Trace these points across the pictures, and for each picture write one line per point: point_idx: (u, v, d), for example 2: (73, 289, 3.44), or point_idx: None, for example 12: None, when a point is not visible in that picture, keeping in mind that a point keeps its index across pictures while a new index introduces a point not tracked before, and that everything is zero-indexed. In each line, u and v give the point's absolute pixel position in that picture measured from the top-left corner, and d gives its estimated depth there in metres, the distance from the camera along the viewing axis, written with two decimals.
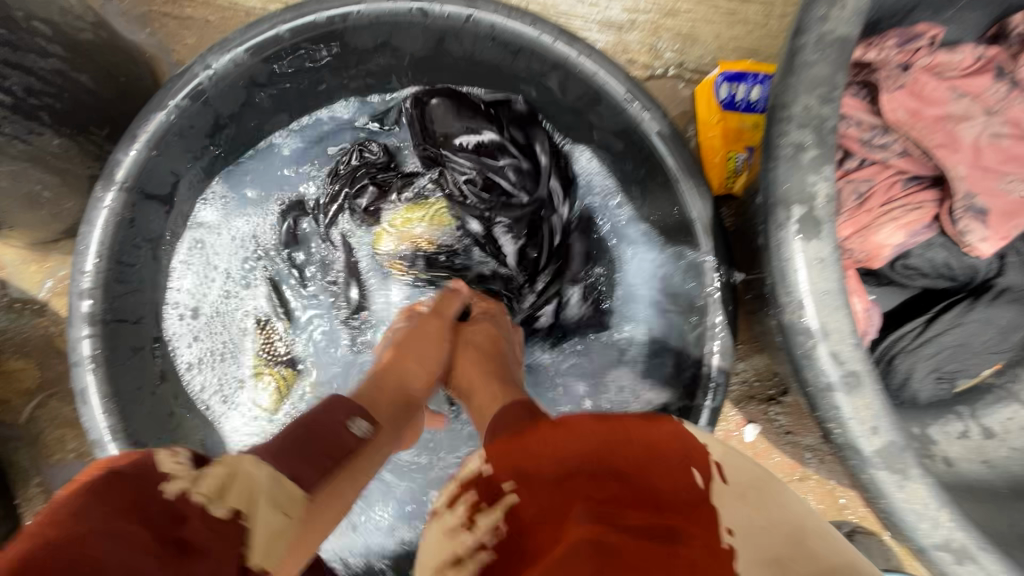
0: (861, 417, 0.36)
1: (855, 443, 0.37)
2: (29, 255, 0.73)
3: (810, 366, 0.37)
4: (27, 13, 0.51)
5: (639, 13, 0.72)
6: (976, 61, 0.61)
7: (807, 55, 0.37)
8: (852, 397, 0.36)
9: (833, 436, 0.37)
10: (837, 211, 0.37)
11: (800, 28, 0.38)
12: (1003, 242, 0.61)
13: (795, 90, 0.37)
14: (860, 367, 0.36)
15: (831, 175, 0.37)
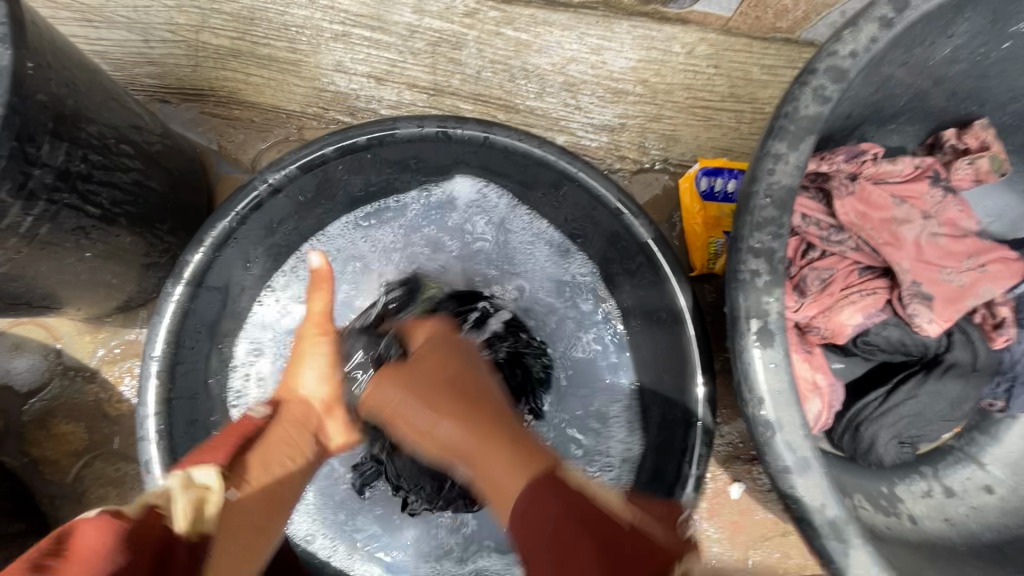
0: (812, 493, 0.45)
1: (808, 516, 0.45)
2: (84, 327, 0.81)
3: (769, 451, 0.45)
4: (118, 140, 0.62)
5: (628, 118, 0.83)
6: (914, 169, 0.72)
7: (759, 199, 0.47)
8: (804, 478, 0.45)
9: (791, 509, 0.45)
10: (787, 324, 0.46)
11: (754, 177, 0.48)
12: (948, 323, 0.69)
13: (750, 228, 0.47)
14: (808, 453, 0.44)
15: (781, 296, 0.46)
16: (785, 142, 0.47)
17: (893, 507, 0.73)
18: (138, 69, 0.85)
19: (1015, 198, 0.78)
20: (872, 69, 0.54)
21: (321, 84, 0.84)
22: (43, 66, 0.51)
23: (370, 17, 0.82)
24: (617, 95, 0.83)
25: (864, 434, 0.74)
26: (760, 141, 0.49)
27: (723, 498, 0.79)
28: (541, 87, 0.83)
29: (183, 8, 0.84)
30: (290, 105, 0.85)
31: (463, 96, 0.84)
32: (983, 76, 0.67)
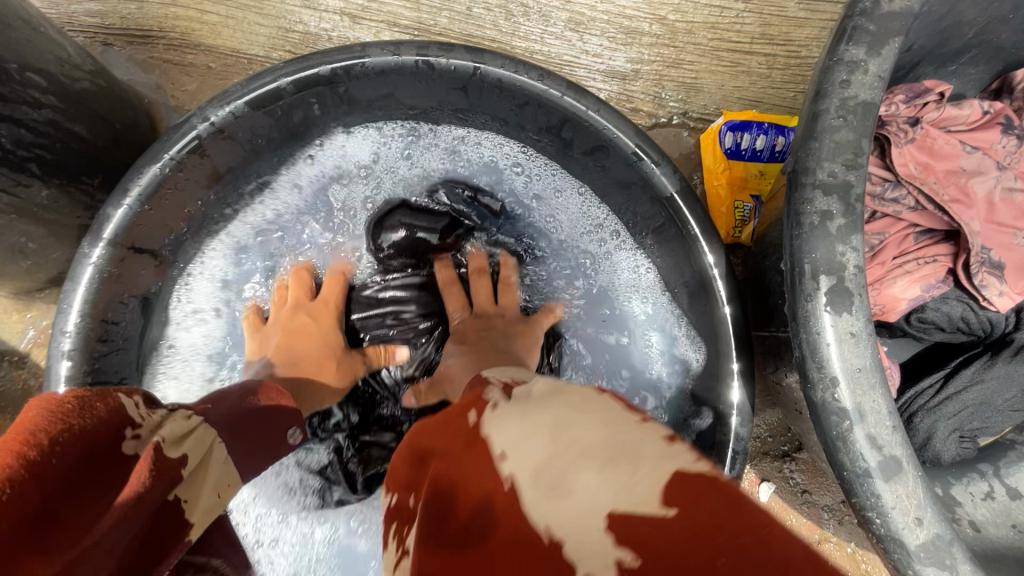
0: (904, 505, 0.34)
1: (899, 536, 0.34)
2: (11, 304, 0.70)
3: (843, 448, 0.34)
4: (22, 65, 0.50)
5: (643, 64, 0.72)
6: (983, 115, 0.61)
7: (831, 119, 0.36)
8: (892, 485, 0.34)
9: (871, 525, 0.35)
10: (868, 282, 0.35)
11: (820, 92, 0.37)
12: (1021, 296, 0.60)
13: (817, 157, 0.36)
14: (900, 452, 0.33)
15: (860, 245, 0.35)
16: (861, 46, 0.36)
17: (950, 512, 0.63)
18: (77, 7, 0.74)
19: None
20: None
21: (287, 24, 0.73)
22: None
23: None
24: (630, 36, 0.72)
25: (918, 427, 0.63)
26: (827, 49, 0.38)
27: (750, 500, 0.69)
28: (543, 27, 0.72)
29: None
30: (252, 50, 0.74)
31: (452, 37, 0.72)
32: None
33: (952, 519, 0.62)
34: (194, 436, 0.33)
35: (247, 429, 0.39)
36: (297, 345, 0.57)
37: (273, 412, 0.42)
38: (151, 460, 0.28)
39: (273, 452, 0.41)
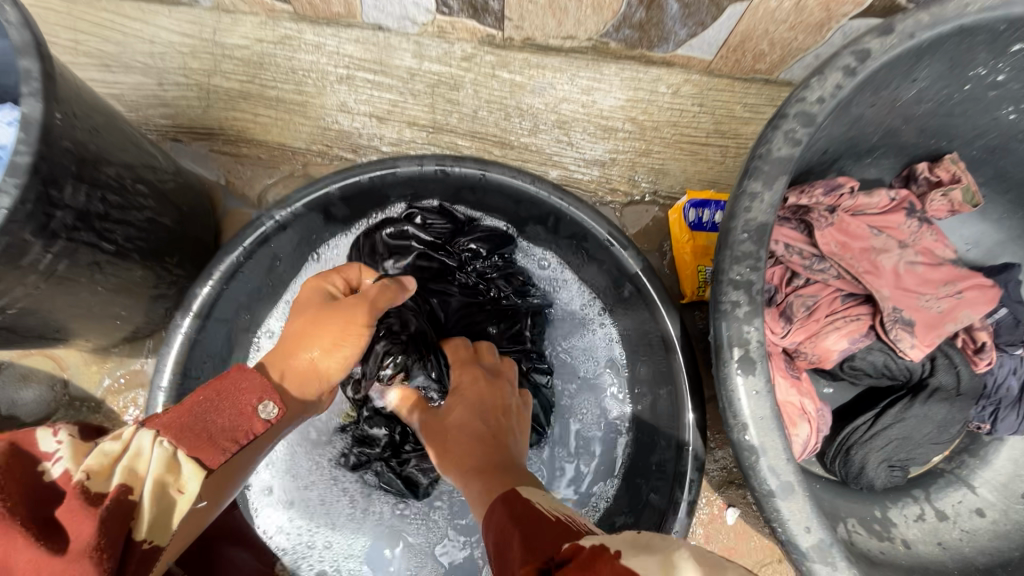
0: (797, 517, 0.46)
1: (794, 540, 0.46)
2: (91, 357, 0.83)
3: (752, 474, 0.47)
4: (134, 179, 0.65)
5: (618, 153, 0.88)
6: (891, 201, 0.76)
7: (738, 235, 0.50)
8: (788, 502, 0.46)
9: (776, 532, 0.47)
10: (767, 352, 0.48)
11: (731, 215, 0.51)
12: (929, 348, 0.72)
13: (727, 262, 0.50)
14: (791, 478, 0.46)
15: (761, 326, 0.48)
16: (759, 182, 0.51)
17: (886, 531, 0.74)
18: (152, 112, 0.89)
19: (986, 228, 0.82)
20: (840, 112, 0.59)
21: (325, 123, 0.89)
22: (70, 115, 0.55)
23: (372, 60, 0.86)
24: (607, 131, 0.88)
25: (854, 458, 0.75)
26: (737, 180, 0.53)
27: (719, 523, 0.80)
28: (535, 125, 0.87)
29: (196, 54, 0.87)
30: (295, 143, 0.90)
31: (460, 133, 0.89)
32: (952, 115, 0.71)
33: (886, 536, 0.74)
34: (134, 451, 0.39)
35: (207, 421, 0.44)
36: (302, 327, 0.56)
37: (239, 394, 0.46)
38: (78, 500, 0.35)
39: (240, 434, 0.45)
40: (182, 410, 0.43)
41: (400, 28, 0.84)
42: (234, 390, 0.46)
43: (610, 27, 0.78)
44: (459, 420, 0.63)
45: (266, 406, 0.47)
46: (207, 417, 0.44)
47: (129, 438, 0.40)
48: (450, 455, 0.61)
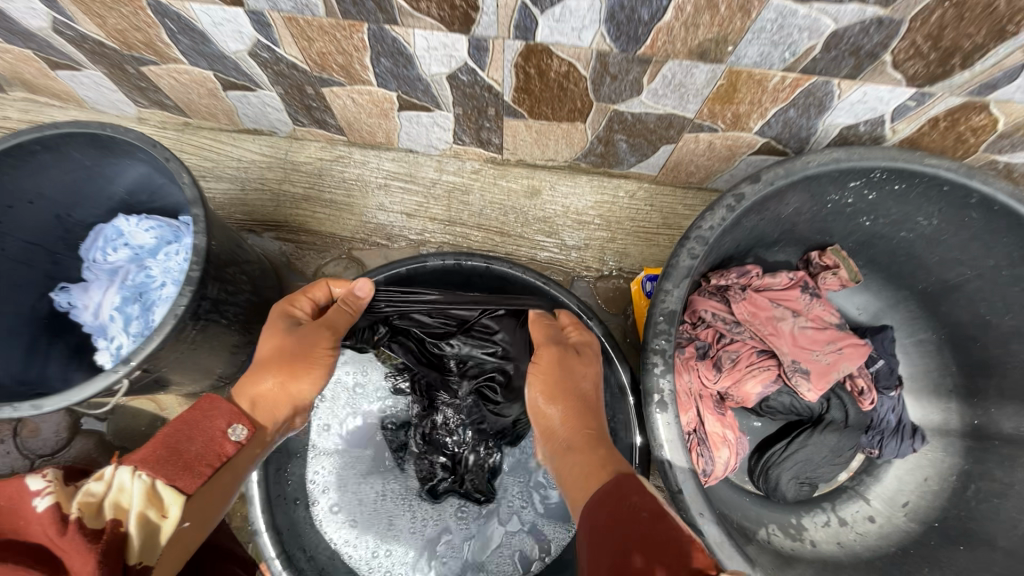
0: (694, 504, 0.72)
1: (693, 520, 0.72)
2: (183, 399, 1.08)
3: (670, 475, 0.74)
4: (240, 271, 0.92)
5: (591, 240, 1.15)
6: (790, 280, 1.02)
7: (658, 318, 0.77)
8: (688, 495, 0.73)
9: (683, 516, 0.73)
10: (675, 397, 0.74)
11: (652, 305, 0.78)
12: (821, 390, 0.96)
13: (650, 337, 0.76)
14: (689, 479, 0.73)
15: (670, 379, 0.74)
16: (670, 283, 0.78)
17: (797, 533, 0.97)
18: (234, 211, 1.17)
19: (868, 297, 1.08)
20: (731, 228, 0.86)
21: (366, 218, 1.17)
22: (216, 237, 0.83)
23: (404, 174, 1.15)
24: (582, 223, 1.15)
25: (770, 475, 0.98)
26: (659, 281, 0.80)
27: None
28: (527, 220, 1.15)
29: (272, 168, 1.16)
30: (343, 233, 1.17)
31: (470, 225, 1.15)
32: (828, 220, 0.98)
33: (797, 538, 0.96)
34: (121, 486, 0.56)
35: (184, 447, 0.62)
36: (276, 353, 0.75)
37: (211, 422, 0.64)
38: (80, 535, 0.53)
39: (217, 455, 0.63)
40: (160, 443, 0.61)
41: (426, 151, 1.14)
42: (205, 419, 0.64)
43: (581, 155, 1.06)
44: (551, 398, 0.76)
45: (234, 429, 0.65)
46: (182, 445, 0.62)
47: (111, 476, 0.57)
48: (556, 436, 0.75)
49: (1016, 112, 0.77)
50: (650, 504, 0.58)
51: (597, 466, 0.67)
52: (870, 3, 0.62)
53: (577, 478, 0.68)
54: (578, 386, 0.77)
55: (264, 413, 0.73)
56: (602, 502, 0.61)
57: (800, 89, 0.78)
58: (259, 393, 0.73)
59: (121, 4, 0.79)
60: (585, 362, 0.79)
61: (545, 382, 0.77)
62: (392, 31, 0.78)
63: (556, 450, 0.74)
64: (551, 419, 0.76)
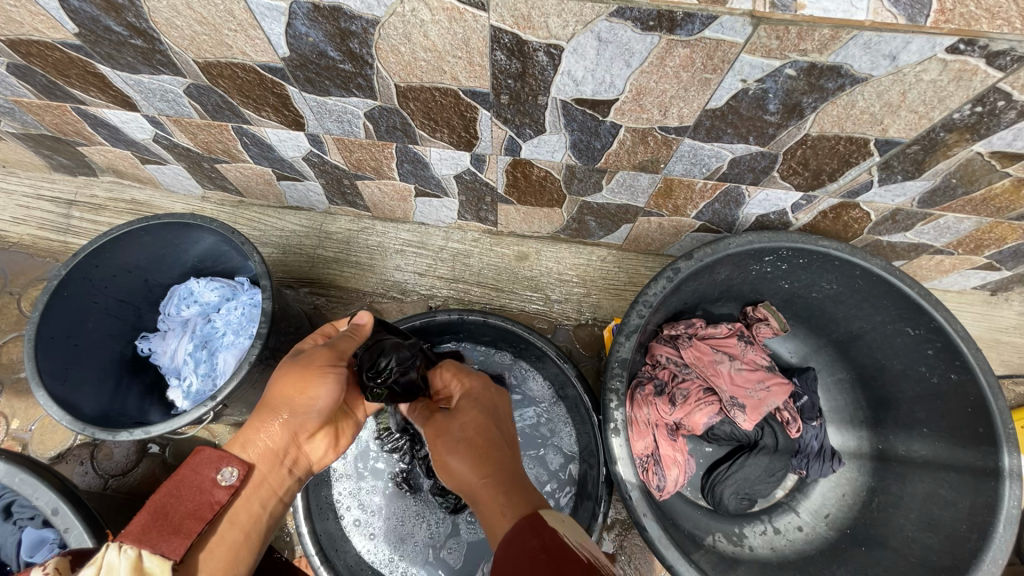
0: (640, 507, 0.96)
1: (639, 519, 0.95)
2: (232, 429, 1.29)
3: (620, 482, 0.97)
4: (288, 324, 1.17)
5: (571, 295, 1.39)
6: (729, 330, 1.27)
7: (612, 365, 1.02)
8: (637, 500, 0.96)
9: (632, 516, 0.96)
10: (626, 425, 0.99)
11: (611, 354, 1.04)
12: (756, 419, 1.16)
13: (609, 379, 1.02)
14: (635, 488, 0.96)
15: (622, 411, 0.99)
16: (623, 337, 1.04)
17: (739, 540, 1.18)
18: (277, 271, 1.40)
19: (797, 342, 1.33)
20: (674, 293, 1.12)
21: (385, 276, 1.40)
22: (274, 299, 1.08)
23: (417, 241, 1.41)
24: (563, 281, 1.39)
25: (716, 492, 1.19)
26: (616, 336, 1.06)
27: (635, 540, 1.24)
28: (517, 279, 1.39)
29: (309, 235, 1.41)
30: (366, 288, 1.39)
31: (470, 282, 1.40)
32: (757, 282, 1.23)
33: (738, 543, 1.17)
34: (109, 566, 0.54)
35: (173, 508, 0.63)
36: (276, 384, 0.82)
37: (199, 473, 0.67)
38: None
39: (208, 505, 0.66)
40: (150, 506, 0.62)
41: (436, 224, 1.40)
42: (196, 471, 0.67)
43: (560, 229, 1.33)
44: (450, 453, 0.76)
45: (226, 474, 0.68)
46: (174, 504, 0.63)
47: (99, 557, 0.55)
48: (464, 484, 0.74)
49: (879, 208, 1.04)
50: (549, 543, 0.59)
51: (496, 517, 0.66)
52: (753, 144, 0.88)
53: (484, 527, 0.67)
54: (470, 431, 0.77)
55: (260, 453, 0.78)
56: (502, 555, 0.60)
57: (718, 191, 1.05)
58: (254, 434, 0.79)
59: (212, 127, 1.06)
60: (464, 408, 0.82)
61: (448, 443, 0.77)
62: (414, 147, 1.04)
63: (470, 505, 0.72)
64: (456, 475, 0.75)
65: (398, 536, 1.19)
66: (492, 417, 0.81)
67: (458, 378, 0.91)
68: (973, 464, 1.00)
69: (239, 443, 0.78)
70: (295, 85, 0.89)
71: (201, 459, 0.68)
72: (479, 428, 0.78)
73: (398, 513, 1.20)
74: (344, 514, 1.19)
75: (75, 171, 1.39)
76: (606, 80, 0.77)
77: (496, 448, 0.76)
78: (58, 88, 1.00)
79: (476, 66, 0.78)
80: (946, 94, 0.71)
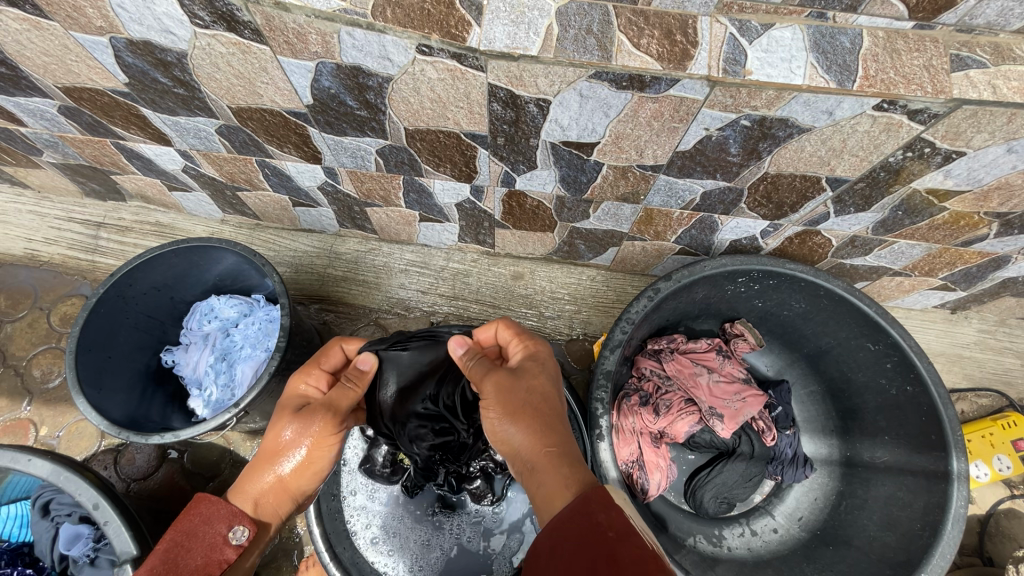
0: None
1: None
2: (246, 436, 1.39)
3: (604, 485, 1.06)
4: (301, 338, 1.27)
5: (563, 312, 1.49)
6: (708, 346, 1.37)
7: (598, 376, 1.12)
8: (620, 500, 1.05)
9: None
10: (610, 430, 1.08)
11: (598, 366, 1.14)
12: (733, 427, 1.25)
13: (595, 389, 1.12)
14: (617, 489, 1.05)
15: (606, 418, 1.09)
16: (609, 351, 1.14)
17: (718, 541, 1.27)
18: (290, 288, 1.51)
19: (773, 356, 1.43)
20: (656, 310, 1.22)
21: (390, 293, 1.51)
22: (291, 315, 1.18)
23: (420, 262, 1.52)
24: (556, 299, 1.50)
25: (696, 495, 1.28)
26: (602, 350, 1.17)
27: None
28: (513, 297, 1.50)
29: (320, 256, 1.53)
30: (372, 305, 1.50)
31: (469, 299, 1.50)
32: (733, 300, 1.33)
33: (717, 544, 1.26)
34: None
35: (181, 561, 0.70)
36: (276, 438, 0.85)
37: (212, 528, 0.74)
38: None
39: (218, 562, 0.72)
40: (157, 559, 0.69)
41: (438, 246, 1.52)
42: (208, 524, 0.74)
43: (552, 251, 1.44)
44: (508, 419, 0.80)
45: (235, 532, 0.75)
46: (180, 560, 0.70)
47: None
48: (519, 451, 0.79)
49: (839, 235, 1.15)
50: (616, 523, 0.62)
51: (560, 489, 0.70)
52: (720, 179, 0.99)
53: (544, 494, 0.71)
54: (536, 399, 0.81)
55: (268, 510, 0.82)
56: (571, 521, 0.64)
57: (694, 219, 1.16)
58: (263, 489, 0.82)
59: (238, 160, 1.18)
60: (529, 372, 0.86)
61: (502, 408, 0.81)
62: (419, 179, 1.16)
63: (527, 472, 0.77)
64: (517, 441, 0.78)
65: (408, 554, 1.22)
66: (542, 381, 0.85)
67: (519, 338, 0.94)
68: (927, 467, 1.09)
69: (244, 496, 0.81)
70: (316, 127, 1.01)
71: (211, 516, 0.75)
72: (543, 394, 0.83)
73: (407, 534, 1.23)
74: (354, 517, 1.23)
75: (105, 196, 1.50)
76: (588, 126, 0.89)
77: (551, 410, 0.80)
78: (102, 126, 1.11)
79: (476, 114, 0.90)
80: (881, 141, 0.83)
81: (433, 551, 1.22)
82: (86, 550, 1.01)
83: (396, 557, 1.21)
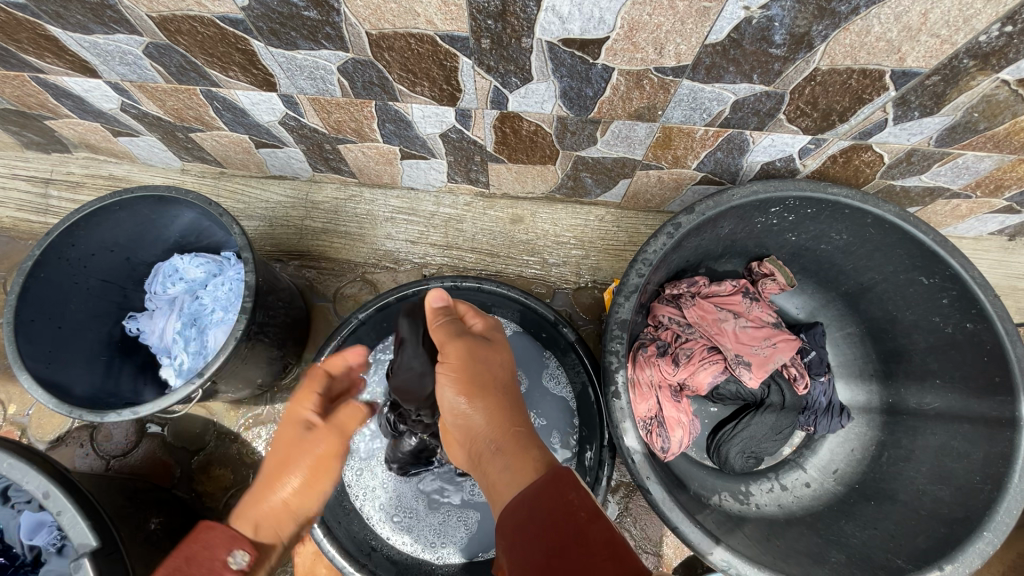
0: (644, 469, 0.92)
1: (643, 482, 0.92)
2: (230, 406, 1.28)
3: (622, 444, 0.94)
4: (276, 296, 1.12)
5: (569, 258, 1.34)
6: (733, 288, 1.22)
7: (612, 327, 0.98)
8: (641, 462, 0.93)
9: (636, 479, 0.93)
10: (627, 387, 0.95)
11: (611, 317, 0.99)
12: (762, 376, 1.12)
13: (610, 341, 0.98)
14: (635, 451, 0.93)
15: (624, 373, 0.96)
16: (622, 298, 1.00)
17: (745, 498, 1.16)
18: (264, 243, 1.35)
19: (805, 297, 1.28)
20: (678, 246, 1.06)
21: (375, 243, 1.35)
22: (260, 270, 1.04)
23: (407, 208, 1.36)
24: (561, 243, 1.34)
25: (721, 450, 1.16)
26: (615, 297, 1.02)
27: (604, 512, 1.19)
28: (513, 243, 1.34)
29: (295, 207, 1.36)
30: (357, 258, 1.35)
31: (464, 247, 1.35)
32: (763, 235, 1.17)
33: (745, 501, 1.16)
34: None
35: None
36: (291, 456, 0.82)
37: (210, 555, 0.66)
38: None
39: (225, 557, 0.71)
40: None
41: (425, 189, 1.35)
42: (214, 545, 0.67)
43: (554, 188, 1.27)
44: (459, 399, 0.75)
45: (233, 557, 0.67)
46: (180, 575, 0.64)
47: None
48: (474, 436, 0.74)
49: (893, 150, 0.97)
50: (587, 503, 0.60)
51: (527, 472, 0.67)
52: (756, 83, 0.81)
53: (508, 475, 0.67)
54: (487, 379, 0.77)
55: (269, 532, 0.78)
56: (536, 499, 0.61)
57: (720, 138, 0.98)
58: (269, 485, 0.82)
59: (179, 92, 1.00)
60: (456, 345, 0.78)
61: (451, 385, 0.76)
62: (394, 105, 0.98)
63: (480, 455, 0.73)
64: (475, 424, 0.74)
65: (431, 530, 1.14)
66: (484, 364, 0.78)
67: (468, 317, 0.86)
68: (989, 415, 0.97)
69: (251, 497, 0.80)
70: (260, 40, 0.82)
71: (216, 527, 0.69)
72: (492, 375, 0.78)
73: (429, 511, 1.15)
74: (353, 492, 1.15)
75: (48, 147, 1.33)
76: (594, 16, 0.70)
77: (486, 387, 0.76)
78: (12, 54, 0.94)
79: (451, 6, 0.71)
80: (972, 12, 0.65)
81: (459, 522, 1.14)
82: (52, 539, 0.94)
83: (406, 528, 1.13)
